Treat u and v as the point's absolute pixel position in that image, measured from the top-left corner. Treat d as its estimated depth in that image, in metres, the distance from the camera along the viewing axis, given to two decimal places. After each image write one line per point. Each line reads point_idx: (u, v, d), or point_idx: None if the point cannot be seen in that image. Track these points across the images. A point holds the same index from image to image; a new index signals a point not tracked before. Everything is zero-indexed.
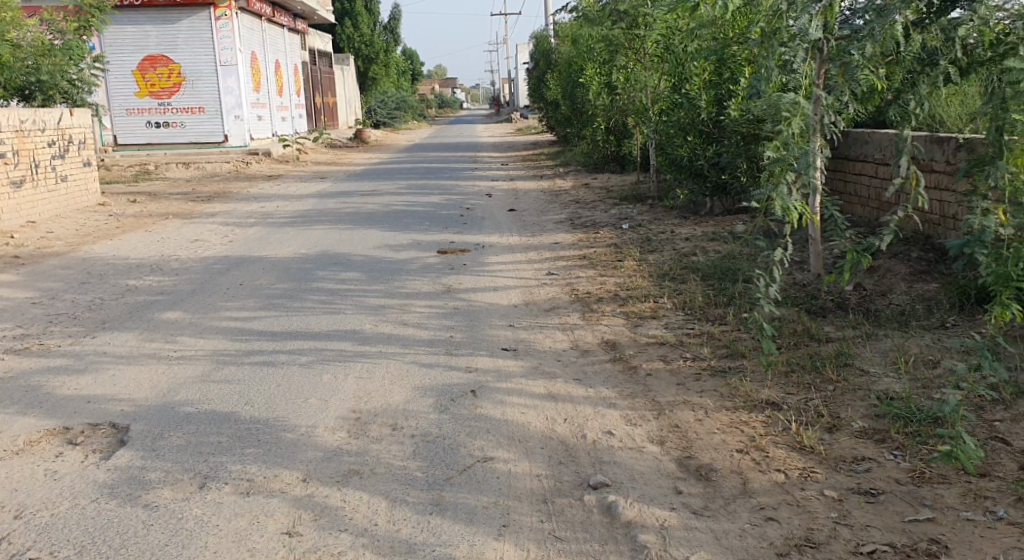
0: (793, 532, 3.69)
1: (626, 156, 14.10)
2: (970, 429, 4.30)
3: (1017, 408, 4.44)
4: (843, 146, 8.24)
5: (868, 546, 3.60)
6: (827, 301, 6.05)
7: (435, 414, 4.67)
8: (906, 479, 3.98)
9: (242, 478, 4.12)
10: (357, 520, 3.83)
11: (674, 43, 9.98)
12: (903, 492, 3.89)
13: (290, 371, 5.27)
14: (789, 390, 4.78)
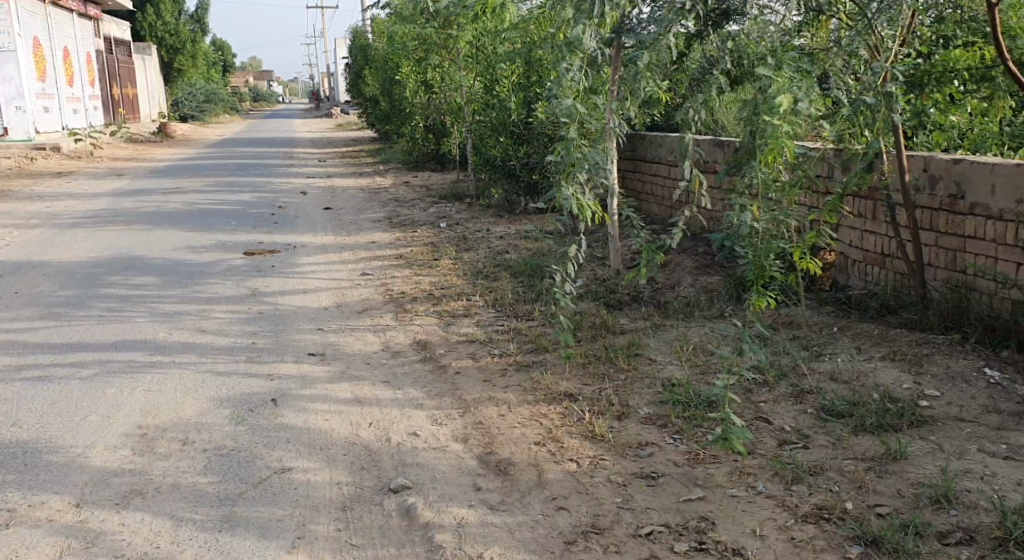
0: (581, 519, 3.83)
1: (444, 154, 14.16)
2: (739, 411, 4.61)
3: (780, 390, 4.82)
4: (639, 148, 8.58)
5: (646, 528, 3.77)
6: (624, 294, 6.31)
7: (230, 426, 4.56)
8: (682, 460, 4.20)
9: (5, 508, 3.90)
10: (137, 545, 3.71)
11: (484, 44, 10.10)
12: (680, 473, 4.11)
13: (67, 388, 5.01)
14: (585, 382, 4.97)
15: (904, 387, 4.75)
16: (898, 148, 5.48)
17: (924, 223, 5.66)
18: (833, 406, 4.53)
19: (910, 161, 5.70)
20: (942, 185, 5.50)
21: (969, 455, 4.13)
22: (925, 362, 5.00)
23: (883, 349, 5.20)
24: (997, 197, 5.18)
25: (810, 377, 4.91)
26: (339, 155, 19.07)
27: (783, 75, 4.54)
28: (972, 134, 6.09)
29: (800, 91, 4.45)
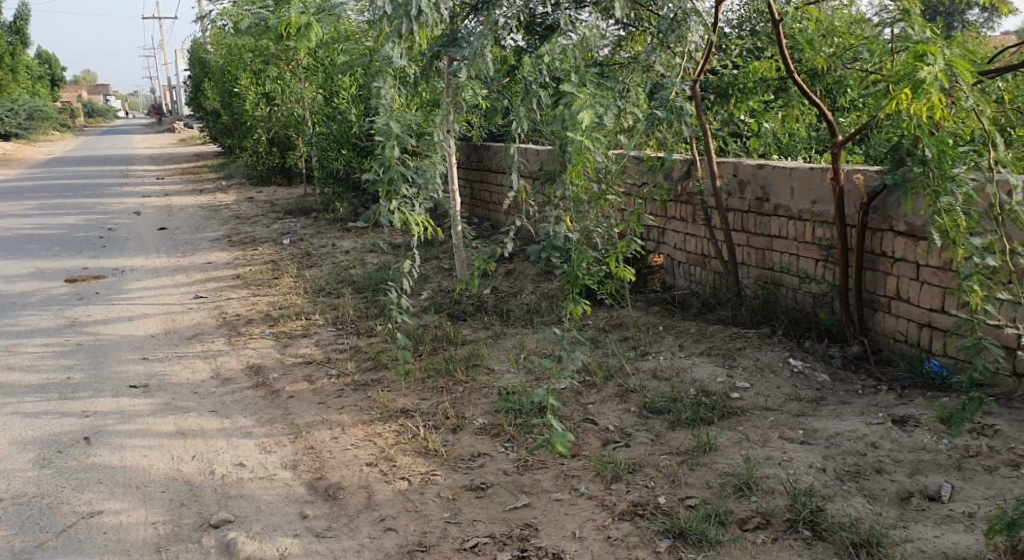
0: (407, 538, 3.81)
1: (289, 167, 13.85)
2: (567, 414, 4.71)
3: (607, 391, 4.95)
4: (484, 158, 8.65)
5: (471, 541, 3.77)
6: (467, 305, 6.34)
7: (35, 471, 4.33)
8: (511, 469, 4.25)
9: None
10: None
11: (321, 56, 9.98)
12: (508, 481, 4.16)
13: None
14: (423, 397, 4.96)
15: (718, 381, 4.96)
16: (710, 156, 5.70)
17: (736, 225, 5.98)
18: (654, 403, 4.69)
19: (720, 167, 6.00)
20: (749, 189, 5.83)
21: (772, 442, 4.35)
22: (737, 355, 5.24)
23: (702, 345, 5.42)
24: (796, 199, 5.50)
25: (635, 376, 5.07)
26: (179, 170, 18.38)
27: (586, 92, 4.59)
28: (782, 139, 6.45)
29: (600, 107, 4.50)
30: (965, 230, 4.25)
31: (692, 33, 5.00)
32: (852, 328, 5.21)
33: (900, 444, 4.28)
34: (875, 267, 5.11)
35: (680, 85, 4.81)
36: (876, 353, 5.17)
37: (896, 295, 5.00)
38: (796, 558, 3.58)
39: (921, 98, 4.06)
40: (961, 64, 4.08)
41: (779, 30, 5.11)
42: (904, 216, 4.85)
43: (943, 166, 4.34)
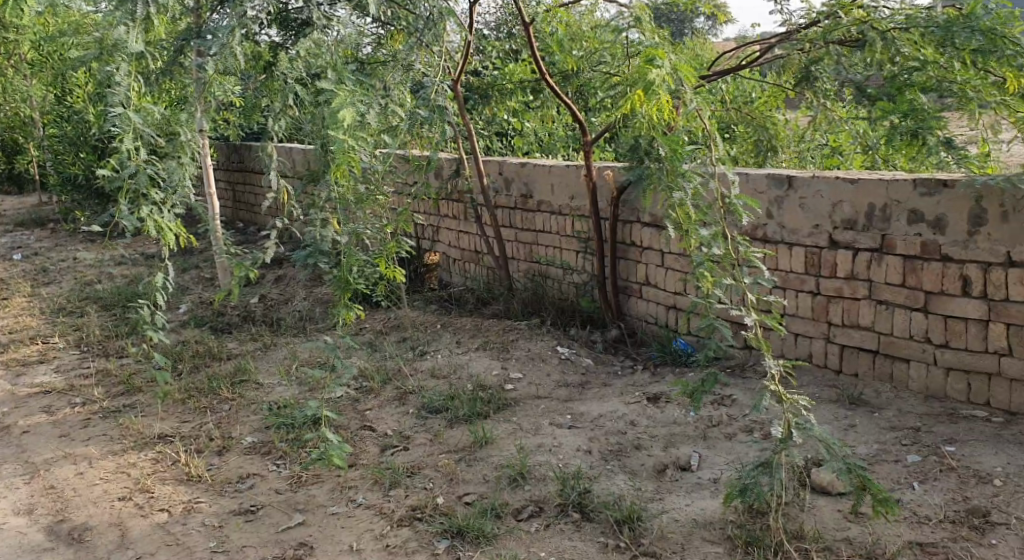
0: None
1: (20, 175, 12.82)
2: (343, 424, 4.59)
3: (385, 395, 4.86)
4: (242, 160, 8.36)
5: None
6: (232, 316, 6.06)
7: None
8: (284, 487, 4.09)
9: None
10: None
11: (50, 51, 9.30)
12: (280, 501, 3.99)
13: None
14: (182, 420, 4.70)
15: (492, 374, 4.99)
16: (473, 153, 5.72)
17: (503, 221, 6.06)
18: (432, 404, 4.66)
19: (486, 166, 6.08)
20: (515, 187, 5.91)
21: (543, 430, 4.41)
22: (510, 347, 5.29)
23: (476, 340, 5.43)
24: (556, 195, 5.64)
25: (412, 377, 5.01)
26: None
27: (344, 88, 4.46)
28: (544, 138, 6.63)
29: (362, 105, 4.37)
30: (695, 220, 4.25)
31: (447, 31, 5.13)
32: (610, 313, 5.43)
33: (655, 420, 4.47)
34: (627, 256, 5.36)
35: (441, 83, 4.93)
36: (632, 336, 5.40)
37: (645, 281, 5.27)
38: (566, 541, 3.64)
39: (652, 98, 4.23)
40: (685, 67, 4.31)
41: (529, 33, 5.18)
42: (649, 208, 5.12)
43: (673, 164, 4.40)
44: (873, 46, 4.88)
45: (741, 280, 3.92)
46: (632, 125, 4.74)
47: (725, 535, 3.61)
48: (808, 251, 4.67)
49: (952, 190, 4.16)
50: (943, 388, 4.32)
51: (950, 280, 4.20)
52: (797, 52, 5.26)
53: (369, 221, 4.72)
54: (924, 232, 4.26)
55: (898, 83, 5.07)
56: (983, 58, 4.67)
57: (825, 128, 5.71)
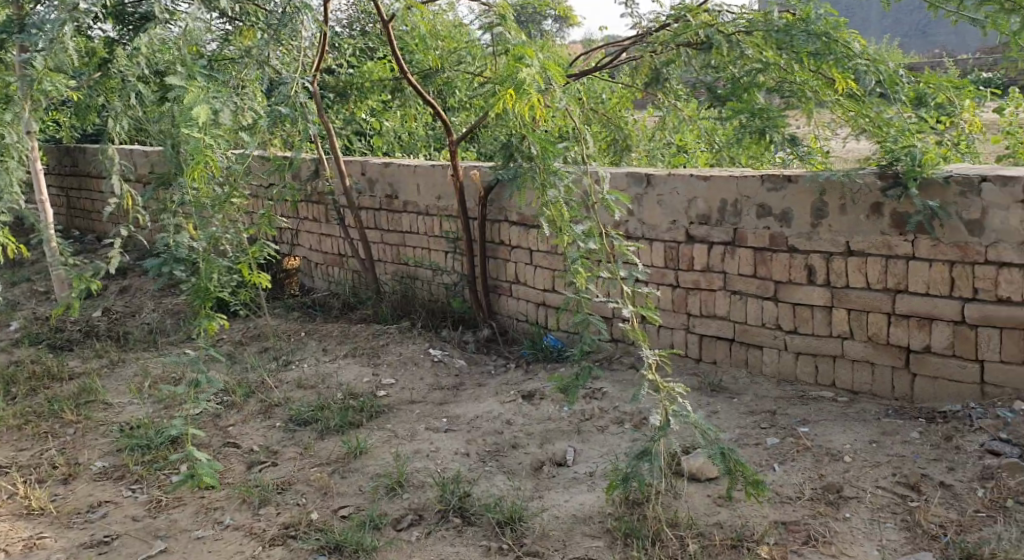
0: None
1: None
2: (205, 442, 4.40)
3: (248, 409, 4.68)
4: (77, 165, 7.95)
5: None
6: (74, 332, 5.74)
7: None
8: (141, 513, 3.87)
9: None
10: None
11: None
12: (138, 529, 3.77)
13: None
14: (19, 447, 4.41)
15: (363, 381, 4.86)
16: (332, 152, 5.57)
17: (368, 223, 5.94)
18: (300, 415, 4.50)
19: (348, 167, 5.96)
20: (378, 187, 5.80)
21: (419, 435, 4.32)
22: (380, 353, 5.17)
23: (345, 347, 5.30)
24: (422, 196, 5.55)
25: (278, 389, 4.84)
26: None
27: (196, 85, 4.26)
28: (404, 138, 6.54)
29: (217, 102, 4.18)
30: (567, 219, 4.18)
31: (305, 28, 4.79)
32: (481, 313, 5.37)
33: (530, 417, 4.45)
34: (496, 256, 5.32)
35: (300, 81, 4.62)
36: (503, 334, 5.37)
37: (515, 279, 5.25)
38: (448, 548, 3.56)
39: (522, 97, 4.09)
40: (553, 67, 4.19)
41: (388, 32, 5.00)
42: (517, 207, 5.11)
43: (546, 159, 4.36)
44: (719, 48, 5.15)
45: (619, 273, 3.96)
46: (503, 124, 4.74)
47: (605, 528, 3.61)
48: (667, 246, 4.86)
49: (796, 184, 4.41)
50: (794, 372, 4.56)
51: (797, 270, 4.45)
52: (649, 53, 5.45)
53: (226, 225, 4.51)
54: (772, 225, 4.51)
55: (742, 83, 5.17)
56: (818, 62, 4.91)
57: (675, 125, 5.93)
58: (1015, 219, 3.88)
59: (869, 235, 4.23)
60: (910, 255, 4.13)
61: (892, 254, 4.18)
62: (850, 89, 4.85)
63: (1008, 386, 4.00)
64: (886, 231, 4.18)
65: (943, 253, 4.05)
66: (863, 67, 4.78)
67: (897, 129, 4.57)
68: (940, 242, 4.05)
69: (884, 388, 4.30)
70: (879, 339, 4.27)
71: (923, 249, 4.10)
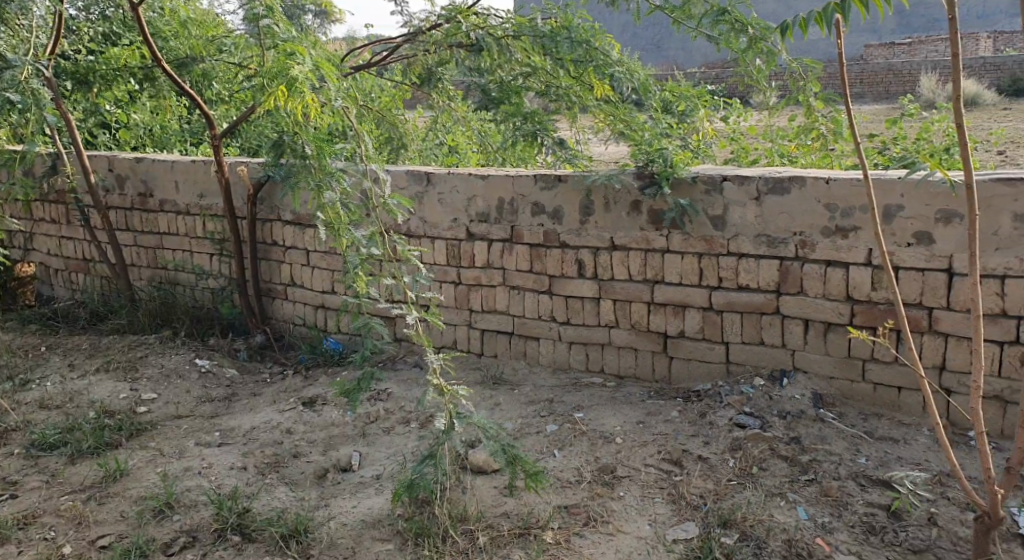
0: None
1: None
2: None
3: None
4: None
5: None
6: None
7: None
8: None
9: None
10: None
11: None
12: None
13: None
14: None
15: (120, 398, 4.51)
16: (77, 148, 5.16)
17: (120, 223, 5.55)
18: (44, 439, 4.10)
19: (93, 162, 5.54)
20: (130, 184, 5.43)
21: (188, 451, 4.05)
22: (138, 366, 4.82)
23: (96, 361, 4.90)
24: (182, 193, 5.24)
25: (18, 412, 4.41)
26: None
27: None
28: (155, 130, 6.18)
29: None
30: (346, 222, 4.00)
31: (35, 6, 4.42)
32: (253, 318, 5.12)
33: (312, 424, 4.27)
34: (268, 257, 5.09)
35: (31, 65, 4.50)
36: (279, 340, 5.15)
37: (291, 282, 5.04)
38: None
39: (295, 96, 3.85)
40: (327, 65, 3.98)
41: (138, 17, 4.59)
42: (292, 207, 4.89)
43: (321, 162, 4.22)
44: (489, 51, 5.03)
45: (403, 279, 3.84)
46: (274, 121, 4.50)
47: (395, 530, 3.50)
48: (449, 243, 4.79)
49: (565, 184, 4.46)
50: (567, 360, 4.64)
51: (569, 264, 4.51)
52: (421, 52, 5.22)
53: None
54: (546, 222, 4.54)
55: (510, 86, 5.28)
56: (580, 68, 5.06)
57: (449, 124, 5.91)
58: (752, 215, 4.10)
59: (631, 231, 4.35)
60: (665, 248, 4.29)
61: (650, 248, 4.32)
62: (608, 94, 5.07)
63: (748, 364, 4.24)
64: (645, 227, 4.31)
65: (692, 246, 4.23)
66: (619, 74, 5.04)
67: (652, 133, 4.79)
68: (689, 236, 4.22)
69: (646, 371, 4.46)
70: (641, 326, 4.41)
71: (676, 243, 4.26)
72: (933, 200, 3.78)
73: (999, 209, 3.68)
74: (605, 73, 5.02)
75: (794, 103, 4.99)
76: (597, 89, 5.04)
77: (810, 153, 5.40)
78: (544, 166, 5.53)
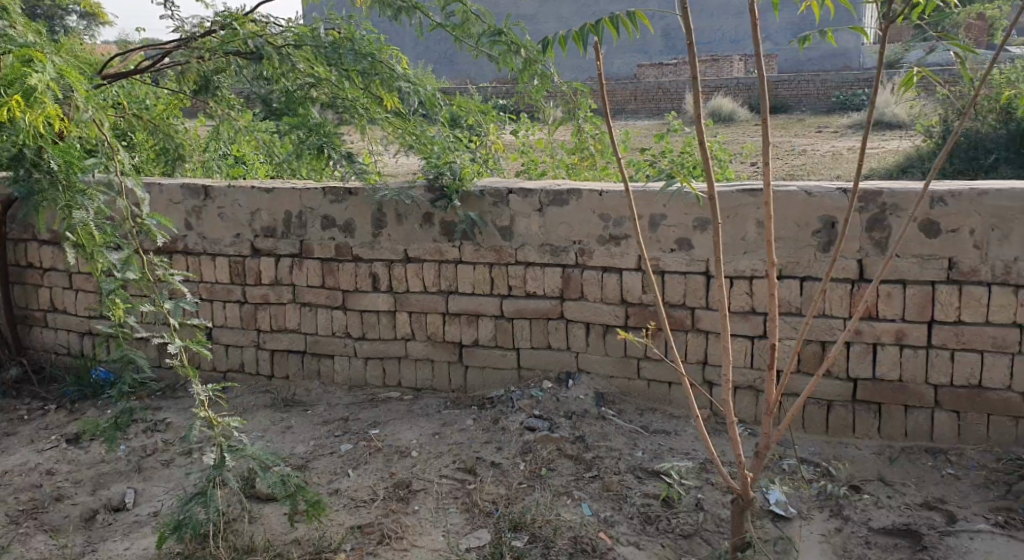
0: None
1: None
2: None
3: None
4: None
5: None
6: None
7: None
8: None
9: None
10: None
11: None
12: None
13: None
14: None
15: None
16: None
17: None
18: None
19: None
20: None
21: None
22: None
23: None
24: None
25: None
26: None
27: None
28: None
29: None
30: (98, 243, 3.72)
31: None
32: (7, 350, 4.82)
33: (76, 463, 4.00)
34: (23, 280, 4.84)
35: None
36: (39, 372, 4.84)
37: (52, 307, 4.78)
38: None
39: (34, 107, 3.48)
40: (72, 72, 3.69)
41: None
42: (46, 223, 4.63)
43: (69, 177, 3.85)
44: (268, 59, 4.90)
45: (164, 304, 3.60)
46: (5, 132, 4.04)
47: None
48: (231, 260, 4.82)
49: (356, 197, 4.58)
50: (363, 377, 4.76)
51: (362, 279, 4.63)
52: (195, 60, 5.20)
53: None
54: (337, 236, 4.64)
55: (295, 97, 4.93)
56: (365, 80, 4.82)
57: (225, 134, 5.57)
58: (534, 225, 4.34)
59: (425, 244, 4.52)
60: (457, 259, 4.48)
61: (443, 260, 4.50)
62: (396, 107, 4.84)
63: (537, 369, 4.48)
64: (437, 238, 4.49)
65: (483, 257, 4.44)
66: (405, 88, 4.82)
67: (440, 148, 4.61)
68: (479, 247, 4.43)
69: (442, 382, 4.64)
70: (437, 337, 4.60)
71: (467, 254, 4.45)
72: (687, 210, 4.15)
73: (745, 216, 4.11)
74: (392, 88, 4.79)
75: (573, 118, 5.21)
76: (387, 102, 4.80)
77: (585, 168, 5.67)
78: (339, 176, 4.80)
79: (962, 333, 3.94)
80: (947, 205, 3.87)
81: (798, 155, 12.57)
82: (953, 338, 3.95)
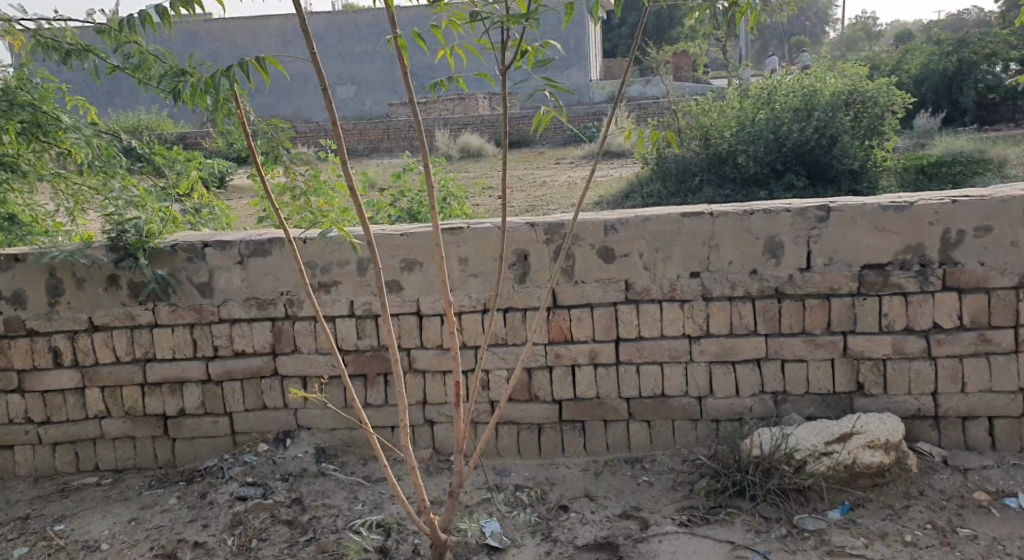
0: None
1: None
2: None
3: None
4: None
5: None
6: None
7: None
8: None
9: None
10: None
11: None
12: None
13: None
14: None
15: None
16: None
17: None
18: None
19: None
20: None
21: None
22: None
23: None
24: None
25: None
26: None
27: None
28: None
29: None
30: None
31: None
32: None
33: None
34: None
35: None
36: None
37: None
38: None
39: None
40: None
41: None
42: None
43: None
44: None
45: None
46: None
47: None
48: None
49: (25, 265, 5.67)
50: (56, 465, 5.87)
51: (42, 354, 5.74)
52: None
53: None
54: (6, 310, 5.71)
55: None
56: (30, 127, 6.31)
57: None
58: (235, 278, 5.67)
59: (112, 309, 5.69)
60: (153, 323, 5.70)
61: (136, 324, 5.70)
62: (80, 155, 6.47)
63: (251, 432, 5.80)
64: (127, 303, 5.68)
65: (182, 315, 5.69)
66: (76, 136, 6.39)
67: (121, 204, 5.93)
68: (177, 307, 5.68)
69: (147, 459, 5.86)
70: (135, 411, 5.79)
71: (163, 314, 5.69)
72: (396, 250, 5.63)
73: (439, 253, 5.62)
74: (65, 136, 6.36)
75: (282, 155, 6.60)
76: (73, 154, 6.48)
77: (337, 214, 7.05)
78: (49, 237, 6.70)
79: (643, 348, 5.59)
80: (619, 231, 5.54)
81: (538, 189, 15.10)
82: (637, 353, 5.60)
